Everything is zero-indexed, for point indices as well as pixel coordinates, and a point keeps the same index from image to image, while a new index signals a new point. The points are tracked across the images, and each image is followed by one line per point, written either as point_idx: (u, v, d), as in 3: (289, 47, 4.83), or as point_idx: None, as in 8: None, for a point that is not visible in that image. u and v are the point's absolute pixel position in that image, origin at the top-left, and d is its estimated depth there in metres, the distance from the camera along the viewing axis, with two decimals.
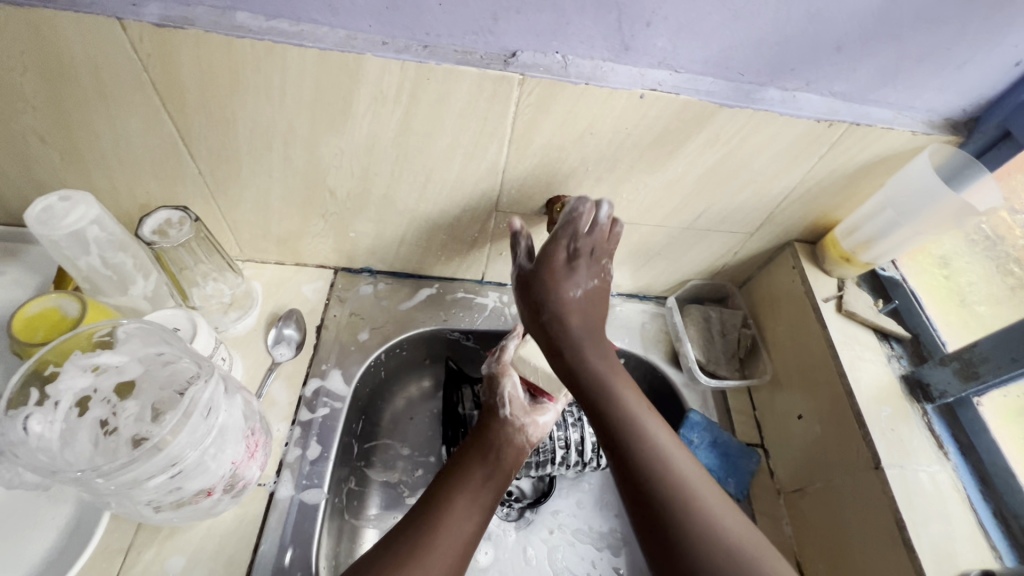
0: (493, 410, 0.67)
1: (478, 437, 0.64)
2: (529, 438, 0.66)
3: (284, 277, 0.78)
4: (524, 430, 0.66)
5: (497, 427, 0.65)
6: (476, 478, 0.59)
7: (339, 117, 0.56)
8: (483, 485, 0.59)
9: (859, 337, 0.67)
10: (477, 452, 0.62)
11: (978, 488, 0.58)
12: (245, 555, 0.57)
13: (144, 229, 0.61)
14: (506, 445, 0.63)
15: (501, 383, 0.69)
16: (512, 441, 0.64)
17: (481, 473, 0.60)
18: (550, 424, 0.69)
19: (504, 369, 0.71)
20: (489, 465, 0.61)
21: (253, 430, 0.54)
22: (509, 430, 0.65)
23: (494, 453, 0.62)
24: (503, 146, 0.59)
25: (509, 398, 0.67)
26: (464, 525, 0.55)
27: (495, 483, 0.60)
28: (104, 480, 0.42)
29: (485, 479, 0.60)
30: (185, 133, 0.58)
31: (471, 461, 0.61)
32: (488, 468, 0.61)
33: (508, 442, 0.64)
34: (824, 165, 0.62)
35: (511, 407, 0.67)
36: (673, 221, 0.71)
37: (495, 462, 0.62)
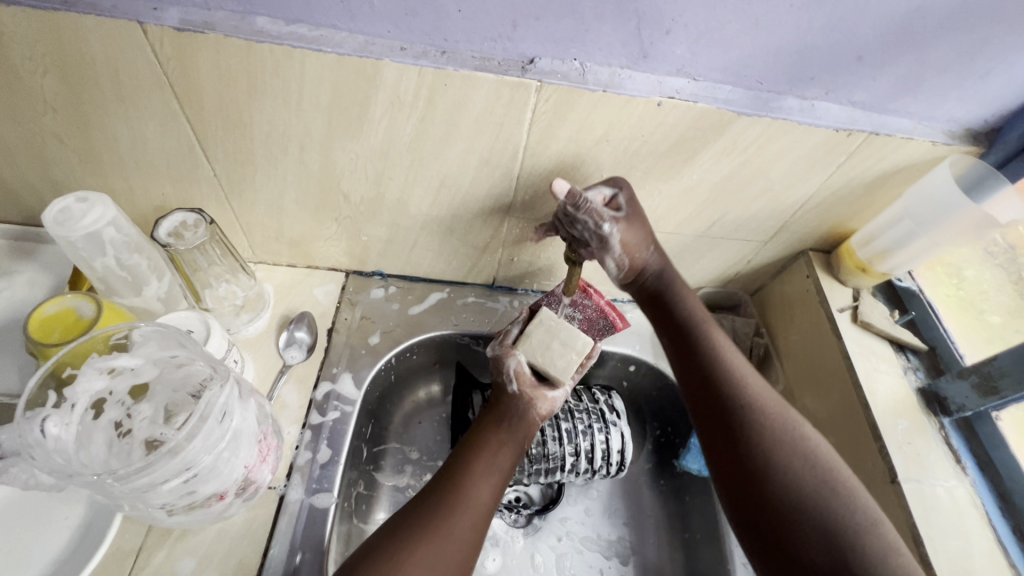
0: (500, 388, 0.64)
1: (490, 408, 0.63)
2: (541, 412, 0.63)
3: (296, 280, 0.79)
4: (533, 404, 0.63)
5: (507, 400, 0.63)
6: (490, 447, 0.59)
7: (356, 121, 0.56)
8: (498, 454, 0.59)
9: (875, 348, 0.66)
10: (491, 423, 0.61)
11: (996, 504, 0.57)
12: (255, 558, 0.57)
13: (160, 231, 0.61)
14: (517, 415, 0.62)
15: (505, 362, 0.65)
16: (523, 414, 0.62)
17: (493, 443, 0.59)
18: (560, 399, 0.65)
19: (508, 349, 0.66)
20: (501, 435, 0.60)
21: (265, 434, 0.54)
22: (520, 402, 0.63)
23: (507, 423, 0.61)
24: (519, 151, 0.59)
25: (515, 374, 0.64)
26: (479, 498, 0.55)
27: (509, 453, 0.59)
28: (119, 484, 0.42)
29: (501, 448, 0.59)
30: (202, 135, 0.58)
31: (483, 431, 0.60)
32: (500, 437, 0.60)
33: (520, 413, 0.62)
34: (842, 174, 0.61)
35: (517, 383, 0.64)
36: (687, 229, 0.70)
37: (507, 431, 0.61)
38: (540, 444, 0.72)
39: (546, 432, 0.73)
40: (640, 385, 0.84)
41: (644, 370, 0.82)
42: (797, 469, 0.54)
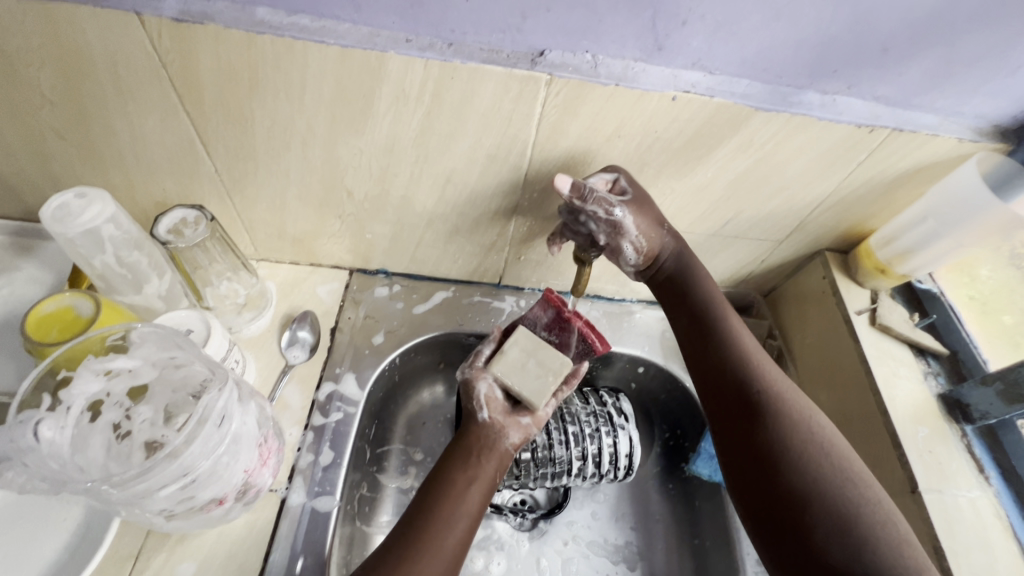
0: (469, 416, 0.62)
1: (460, 437, 0.60)
2: (512, 442, 0.60)
3: (299, 277, 0.77)
4: (504, 433, 0.60)
5: (476, 431, 0.60)
6: (458, 482, 0.56)
7: (359, 116, 0.55)
8: (466, 492, 0.56)
9: (894, 352, 0.64)
10: (459, 456, 0.58)
11: (1022, 516, 0.55)
12: (256, 562, 0.56)
13: (159, 228, 0.60)
14: (486, 448, 0.59)
15: (475, 388, 0.62)
16: (492, 447, 0.59)
17: (461, 479, 0.56)
18: (535, 426, 0.62)
19: (479, 374, 0.63)
20: (470, 469, 0.57)
21: (266, 437, 0.53)
22: (489, 433, 0.60)
23: (478, 454, 0.58)
24: (527, 147, 0.57)
25: (486, 401, 0.61)
26: (447, 542, 0.53)
27: (480, 487, 0.57)
28: (115, 491, 0.41)
29: (470, 483, 0.56)
30: (202, 130, 0.57)
31: (450, 465, 0.57)
32: (468, 473, 0.57)
33: (490, 445, 0.59)
34: (862, 172, 0.59)
35: (488, 409, 0.61)
36: (700, 227, 0.68)
37: (476, 465, 0.58)
38: (546, 448, 0.70)
39: (553, 435, 0.71)
40: (649, 387, 0.82)
41: (653, 372, 0.80)
42: (813, 458, 0.53)
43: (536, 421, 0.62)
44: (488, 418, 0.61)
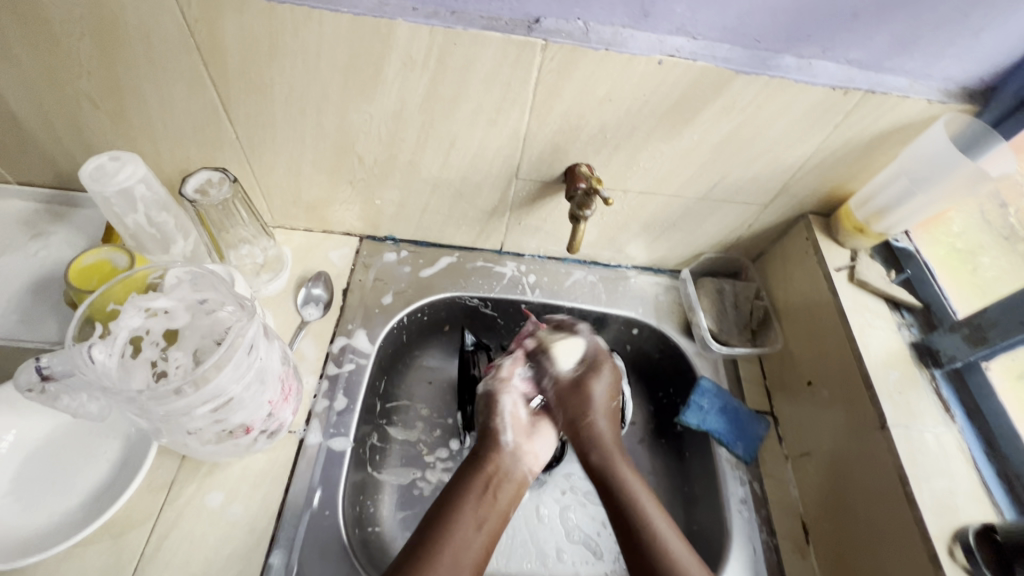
0: (494, 433, 0.69)
1: (474, 471, 0.65)
2: (529, 468, 0.69)
3: (312, 243, 0.82)
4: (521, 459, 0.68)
5: (496, 453, 0.67)
6: (470, 518, 0.60)
7: (370, 82, 0.59)
8: (476, 531, 0.59)
9: (870, 305, 0.68)
10: (472, 493, 0.62)
11: (984, 449, 0.58)
12: (277, 494, 0.62)
13: (187, 188, 0.64)
14: (502, 480, 0.65)
15: (501, 401, 0.71)
16: (511, 476, 0.66)
17: (471, 515, 0.60)
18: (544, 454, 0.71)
19: (504, 387, 0.73)
20: (483, 507, 0.61)
21: (288, 374, 0.59)
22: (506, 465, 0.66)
23: (491, 490, 0.63)
24: (525, 112, 0.62)
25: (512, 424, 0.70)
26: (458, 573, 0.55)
27: (490, 525, 0.60)
28: (158, 408, 0.46)
29: (480, 522, 0.60)
30: (225, 98, 0.62)
31: (463, 501, 0.61)
32: (478, 514, 0.61)
33: (505, 477, 0.65)
34: (839, 134, 0.63)
35: (512, 432, 0.70)
36: (689, 190, 0.72)
37: (490, 502, 0.62)
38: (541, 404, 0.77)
39: None
40: (644, 349, 0.87)
41: (646, 334, 0.85)
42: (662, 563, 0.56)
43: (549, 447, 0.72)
44: (510, 445, 0.68)
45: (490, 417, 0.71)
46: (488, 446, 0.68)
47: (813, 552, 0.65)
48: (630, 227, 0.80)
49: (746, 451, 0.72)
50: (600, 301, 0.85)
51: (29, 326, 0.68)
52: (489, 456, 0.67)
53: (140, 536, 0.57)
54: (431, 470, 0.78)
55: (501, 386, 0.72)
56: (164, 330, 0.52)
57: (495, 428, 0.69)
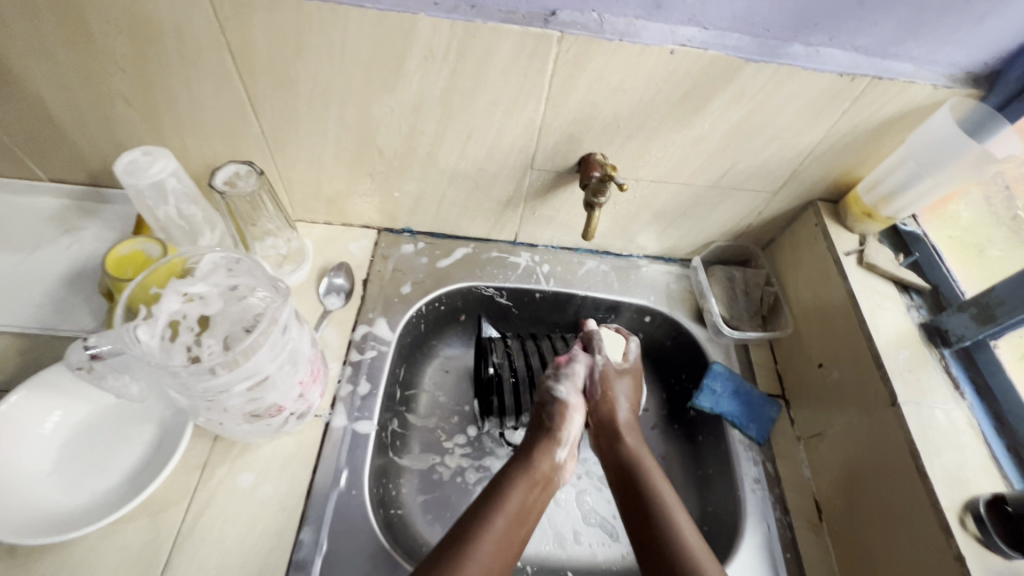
0: (550, 443, 0.67)
1: (525, 467, 0.64)
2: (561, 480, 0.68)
3: (332, 236, 0.85)
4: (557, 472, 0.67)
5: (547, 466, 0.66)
6: (516, 510, 0.59)
7: (391, 75, 0.61)
8: (519, 525, 0.59)
9: (880, 288, 0.70)
10: (523, 484, 0.62)
11: (993, 425, 0.60)
12: (305, 475, 0.64)
13: (216, 180, 0.67)
14: (546, 485, 0.65)
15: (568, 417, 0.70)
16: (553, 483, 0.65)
17: (516, 509, 0.60)
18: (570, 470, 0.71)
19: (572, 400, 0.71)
20: (528, 502, 0.61)
21: (316, 357, 0.62)
22: (552, 469, 0.66)
23: (537, 487, 0.63)
24: (541, 103, 0.64)
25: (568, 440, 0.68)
26: (498, 559, 0.55)
27: (530, 520, 0.60)
28: (196, 385, 0.49)
29: (523, 515, 0.60)
30: (252, 93, 0.64)
31: (511, 490, 0.61)
32: (523, 511, 0.60)
33: (547, 482, 0.65)
34: (847, 120, 0.65)
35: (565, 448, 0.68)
36: (699, 179, 0.74)
37: (535, 499, 0.62)
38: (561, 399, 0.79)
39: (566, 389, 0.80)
40: (655, 336, 0.88)
41: (658, 321, 0.87)
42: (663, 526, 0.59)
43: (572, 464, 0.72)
44: (561, 461, 0.68)
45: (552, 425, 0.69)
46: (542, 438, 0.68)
47: (826, 529, 0.66)
48: (642, 216, 0.82)
49: (758, 432, 0.73)
50: (613, 290, 0.87)
51: (63, 316, 0.70)
52: (542, 450, 0.67)
53: (177, 514, 0.59)
54: (451, 456, 0.80)
55: (569, 399, 0.70)
56: (199, 316, 0.54)
57: (557, 439, 0.68)
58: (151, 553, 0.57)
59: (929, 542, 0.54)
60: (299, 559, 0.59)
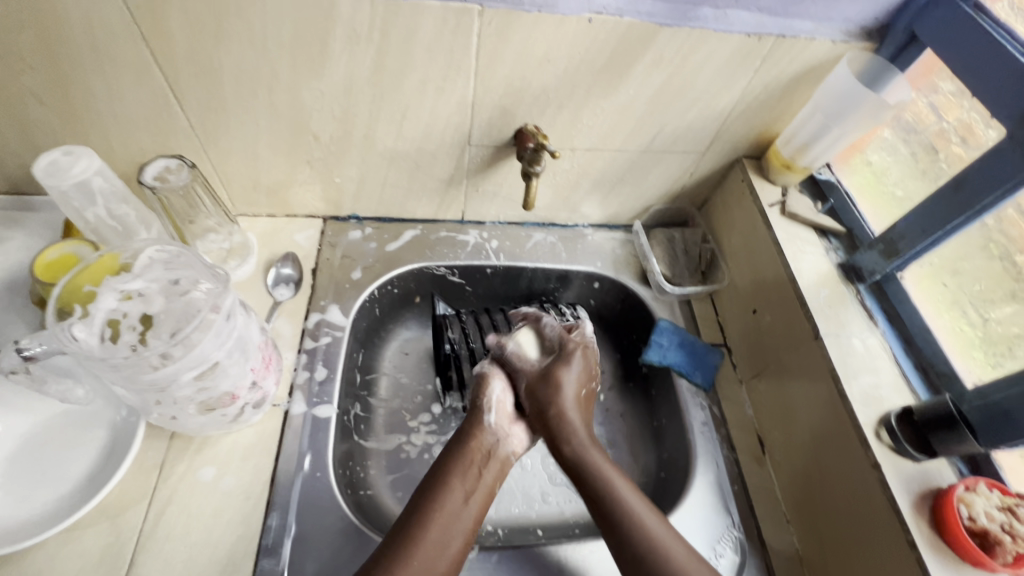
0: (478, 410, 0.68)
1: (463, 449, 0.65)
2: (514, 448, 0.68)
3: (276, 228, 0.84)
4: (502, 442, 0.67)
5: (478, 434, 0.66)
6: (458, 495, 0.60)
7: (317, 58, 0.61)
8: (464, 505, 0.60)
9: (801, 235, 0.75)
10: (459, 468, 0.62)
11: (902, 348, 0.66)
12: (268, 463, 0.64)
13: (145, 176, 0.66)
14: (487, 458, 0.65)
15: (490, 385, 0.70)
16: (494, 456, 0.65)
17: (461, 490, 0.61)
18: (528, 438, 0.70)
19: (495, 372, 0.71)
20: (469, 482, 0.62)
21: (267, 344, 0.62)
22: (490, 442, 0.66)
23: (480, 466, 0.64)
24: (470, 78, 0.65)
25: (496, 406, 0.68)
26: (444, 545, 0.56)
27: (477, 495, 0.61)
28: (142, 377, 0.49)
29: (468, 496, 0.61)
30: (174, 84, 0.63)
31: (450, 478, 0.61)
32: (468, 486, 0.62)
33: (491, 455, 0.65)
34: (759, 78, 0.69)
35: (495, 414, 0.68)
36: (631, 145, 0.77)
37: (476, 476, 0.63)
38: None
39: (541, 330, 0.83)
40: (606, 302, 0.92)
41: (607, 286, 0.90)
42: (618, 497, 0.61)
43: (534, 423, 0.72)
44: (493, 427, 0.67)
45: (476, 398, 0.69)
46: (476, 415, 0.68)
47: (769, 460, 0.72)
48: (582, 185, 0.84)
49: (703, 379, 0.78)
50: (561, 259, 0.89)
51: None
52: (480, 426, 0.66)
53: (137, 514, 0.59)
54: (416, 433, 0.82)
55: (490, 371, 0.70)
56: (141, 315, 0.53)
57: (482, 408, 0.68)
58: (114, 555, 0.56)
59: (852, 457, 0.59)
60: (268, 544, 0.59)
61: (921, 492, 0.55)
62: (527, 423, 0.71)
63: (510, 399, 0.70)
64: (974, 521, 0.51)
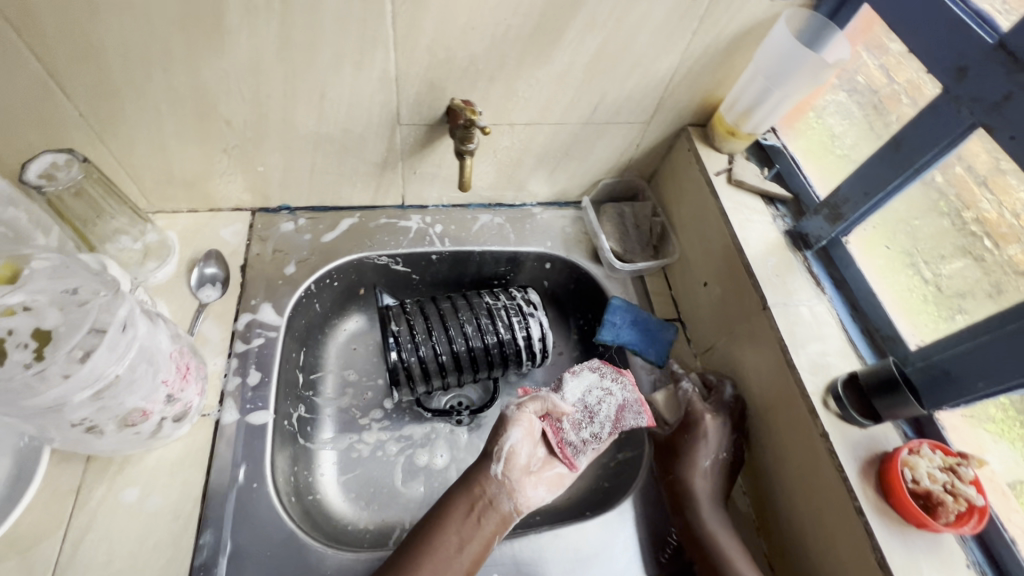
0: (487, 456, 0.63)
1: (462, 493, 0.60)
2: (518, 506, 0.62)
3: (199, 224, 0.78)
4: (511, 494, 0.62)
5: (483, 480, 0.61)
6: (452, 542, 0.56)
7: (213, 33, 0.55)
8: (458, 552, 0.56)
9: (748, 203, 0.73)
10: (459, 511, 0.58)
11: (849, 313, 0.65)
12: (199, 478, 0.60)
13: (29, 173, 0.59)
14: (489, 506, 0.60)
15: (507, 432, 0.64)
16: (498, 506, 0.60)
17: (455, 536, 0.56)
18: (537, 500, 0.64)
19: (518, 420, 0.64)
20: (468, 526, 0.58)
21: (182, 353, 0.57)
22: (494, 492, 0.61)
23: (480, 513, 0.59)
24: (389, 50, 0.60)
25: (506, 457, 0.63)
26: None
27: (472, 543, 0.57)
28: (27, 401, 0.44)
29: (462, 545, 0.56)
30: (54, 69, 0.56)
31: (448, 520, 0.57)
32: (467, 531, 0.57)
33: (492, 503, 0.60)
34: (698, 41, 0.66)
35: (505, 465, 0.62)
36: (572, 117, 0.74)
37: (474, 524, 0.58)
38: (489, 333, 0.77)
39: (497, 317, 0.78)
40: (559, 282, 0.89)
41: (559, 266, 0.87)
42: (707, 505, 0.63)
43: (551, 486, 0.65)
44: (496, 477, 0.62)
45: (490, 443, 0.64)
46: (487, 459, 0.63)
47: None
48: (526, 162, 0.81)
49: (658, 356, 0.77)
50: (509, 241, 0.86)
51: None
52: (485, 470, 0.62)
53: (51, 546, 0.54)
54: (368, 431, 0.78)
55: (511, 417, 0.64)
56: (34, 330, 0.46)
57: (489, 455, 0.63)
58: None
59: (802, 427, 0.58)
60: (201, 563, 0.56)
61: (868, 458, 0.55)
62: (540, 483, 0.64)
63: (525, 451, 0.64)
64: (917, 482, 0.51)
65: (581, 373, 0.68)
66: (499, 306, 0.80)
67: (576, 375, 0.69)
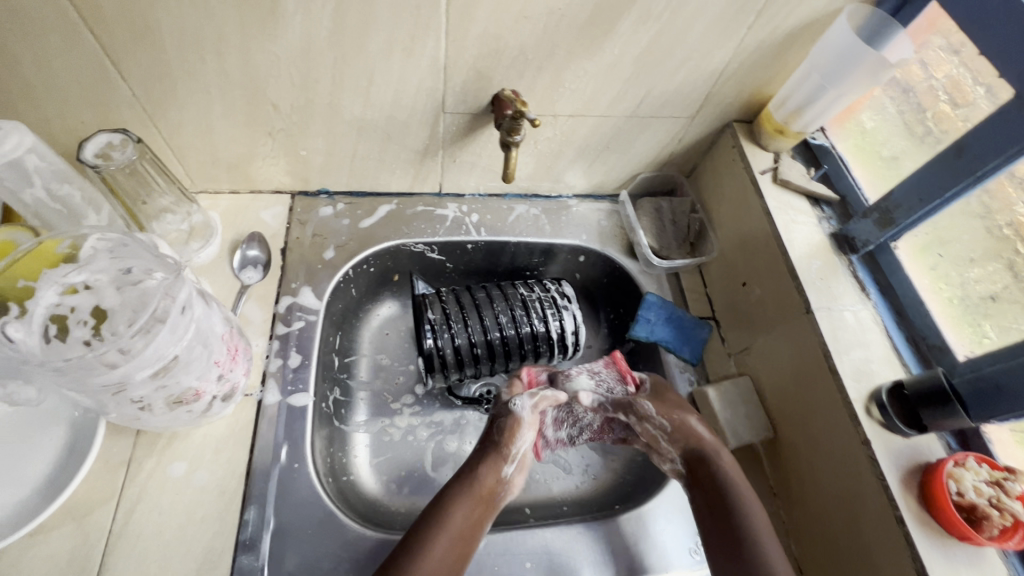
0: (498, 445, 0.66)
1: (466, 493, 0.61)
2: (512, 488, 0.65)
3: (241, 205, 0.79)
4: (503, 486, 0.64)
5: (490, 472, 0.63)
6: (452, 534, 0.57)
7: (268, 18, 0.55)
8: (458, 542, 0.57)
9: (793, 203, 0.72)
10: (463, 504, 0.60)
11: (894, 320, 0.64)
12: (243, 456, 0.62)
13: (86, 153, 0.60)
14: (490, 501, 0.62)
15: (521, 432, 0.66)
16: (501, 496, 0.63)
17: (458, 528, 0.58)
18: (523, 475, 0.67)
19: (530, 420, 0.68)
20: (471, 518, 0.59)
21: (231, 334, 0.59)
22: (495, 488, 0.63)
23: (478, 510, 0.60)
24: (440, 38, 0.59)
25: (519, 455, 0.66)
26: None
27: (471, 540, 0.58)
28: (92, 380, 0.45)
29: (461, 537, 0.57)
30: (110, 49, 0.56)
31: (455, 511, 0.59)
32: (467, 524, 0.59)
33: (490, 500, 0.62)
34: (753, 36, 0.64)
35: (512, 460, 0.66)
36: (616, 110, 0.73)
37: (477, 517, 0.60)
38: (525, 324, 0.77)
39: (531, 308, 0.79)
40: (592, 275, 0.89)
41: (593, 260, 0.87)
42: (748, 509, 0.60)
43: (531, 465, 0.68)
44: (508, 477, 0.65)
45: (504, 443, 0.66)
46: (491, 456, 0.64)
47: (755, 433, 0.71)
48: (565, 154, 0.80)
49: (692, 354, 0.77)
50: (545, 233, 0.86)
51: None
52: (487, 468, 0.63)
53: (105, 514, 0.56)
54: (400, 416, 0.79)
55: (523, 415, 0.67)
56: (93, 308, 0.49)
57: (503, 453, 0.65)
58: (82, 557, 0.54)
59: (840, 432, 0.58)
60: (246, 538, 0.57)
61: (909, 468, 0.54)
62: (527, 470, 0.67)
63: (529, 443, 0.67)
64: (962, 495, 0.51)
65: (577, 379, 0.72)
66: (534, 297, 0.80)
67: (571, 378, 0.73)
